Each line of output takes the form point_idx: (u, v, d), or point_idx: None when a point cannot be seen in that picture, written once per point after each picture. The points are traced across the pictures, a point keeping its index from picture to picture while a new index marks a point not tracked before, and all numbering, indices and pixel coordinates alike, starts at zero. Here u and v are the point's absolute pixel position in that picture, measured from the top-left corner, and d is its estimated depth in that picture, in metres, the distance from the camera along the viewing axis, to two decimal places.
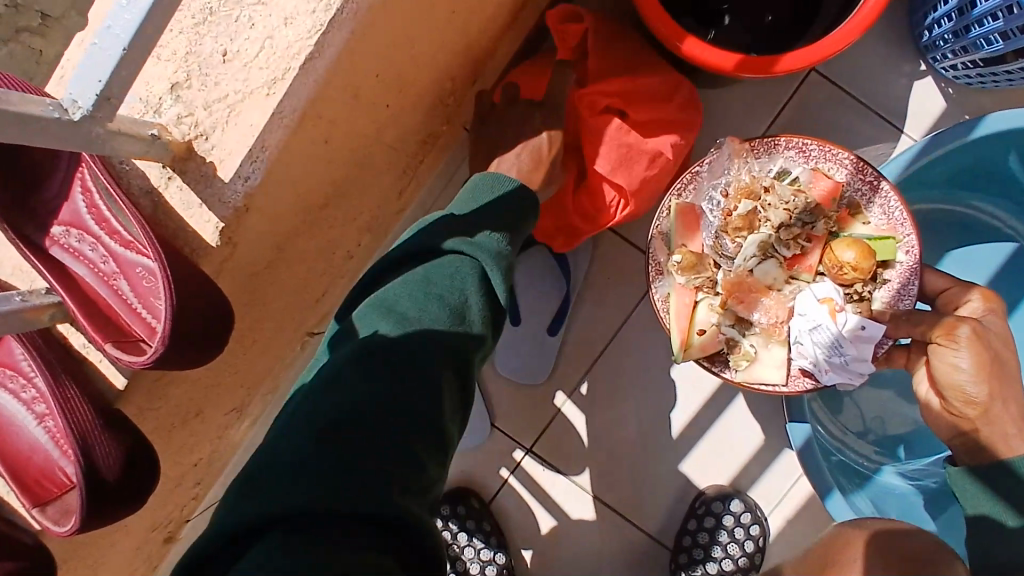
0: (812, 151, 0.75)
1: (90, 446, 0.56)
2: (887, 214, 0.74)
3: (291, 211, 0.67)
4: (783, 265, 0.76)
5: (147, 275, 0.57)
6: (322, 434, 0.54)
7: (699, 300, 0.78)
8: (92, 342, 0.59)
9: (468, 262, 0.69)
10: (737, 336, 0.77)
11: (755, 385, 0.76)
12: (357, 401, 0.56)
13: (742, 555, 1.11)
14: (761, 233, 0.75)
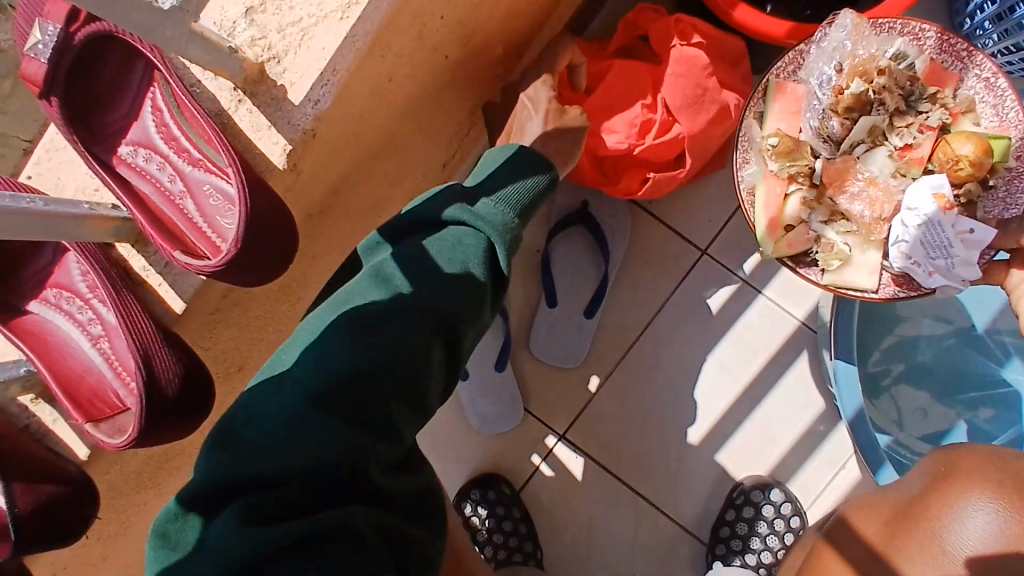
0: (932, 40, 0.75)
1: (150, 358, 0.57)
2: (1000, 115, 0.74)
3: (349, 153, 0.68)
4: (892, 155, 0.75)
5: (215, 193, 0.58)
6: (342, 391, 0.53)
7: (790, 192, 0.78)
8: (153, 264, 0.59)
9: (469, 235, 0.63)
10: (837, 237, 0.77)
11: (845, 289, 0.78)
12: (372, 361, 0.55)
13: (780, 547, 1.09)
14: (873, 116, 0.75)
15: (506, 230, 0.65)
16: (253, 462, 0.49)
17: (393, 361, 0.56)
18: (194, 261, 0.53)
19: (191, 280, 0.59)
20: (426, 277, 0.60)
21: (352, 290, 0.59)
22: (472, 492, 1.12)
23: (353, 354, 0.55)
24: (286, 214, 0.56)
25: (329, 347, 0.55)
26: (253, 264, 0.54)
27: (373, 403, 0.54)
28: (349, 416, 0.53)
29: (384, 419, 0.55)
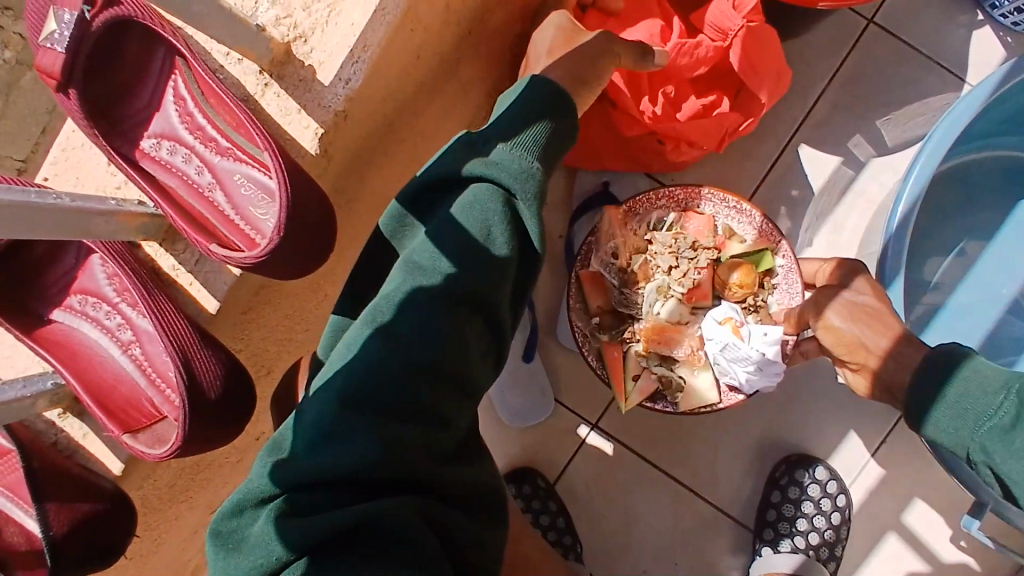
0: (671, 193, 0.86)
1: (190, 359, 0.54)
2: (756, 227, 0.84)
3: (376, 138, 0.65)
4: (680, 303, 0.84)
5: (247, 182, 0.56)
6: (417, 355, 0.48)
7: (645, 366, 0.85)
8: (182, 262, 0.56)
9: (491, 195, 0.51)
10: (670, 374, 0.84)
11: (698, 410, 0.83)
12: (444, 320, 0.48)
13: (828, 528, 1.06)
14: (659, 276, 0.85)
15: (531, 176, 0.53)
16: (337, 411, 0.46)
17: (463, 324, 0.50)
18: (234, 253, 0.50)
19: (224, 278, 0.56)
20: (469, 235, 0.50)
21: (414, 246, 0.51)
22: (507, 487, 1.08)
23: (426, 309, 0.48)
24: (323, 200, 0.53)
25: (404, 300, 0.49)
26: (293, 255, 0.51)
27: (440, 373, 0.49)
28: (421, 382, 0.48)
29: (448, 388, 0.50)
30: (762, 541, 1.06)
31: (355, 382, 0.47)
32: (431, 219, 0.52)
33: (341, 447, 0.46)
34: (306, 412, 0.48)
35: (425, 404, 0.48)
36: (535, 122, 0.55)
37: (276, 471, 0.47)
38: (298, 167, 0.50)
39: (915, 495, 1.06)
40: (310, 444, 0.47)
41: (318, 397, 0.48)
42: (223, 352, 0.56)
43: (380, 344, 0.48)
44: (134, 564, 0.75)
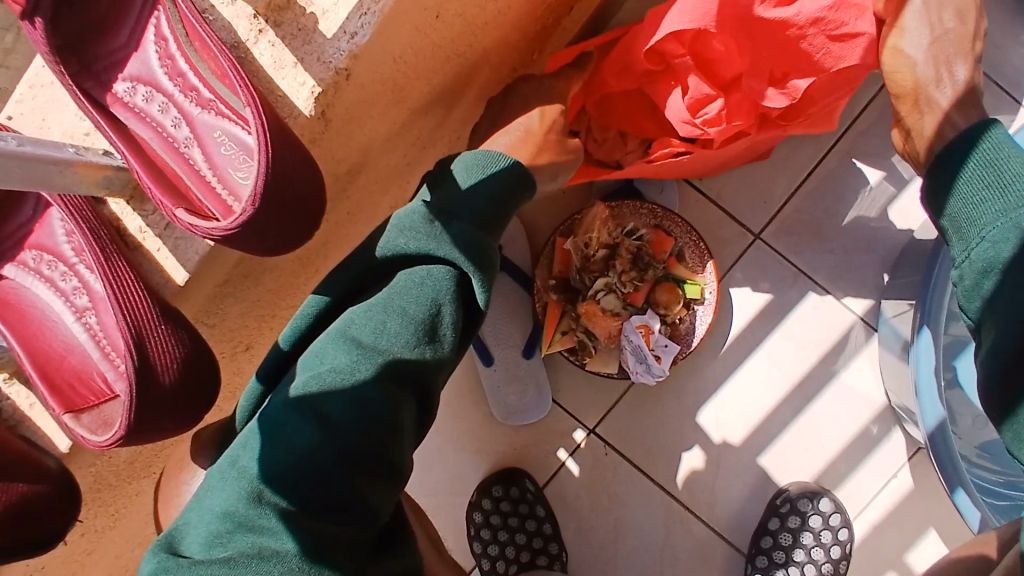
0: (649, 217, 0.94)
1: (145, 344, 0.48)
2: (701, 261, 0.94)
3: (382, 105, 0.58)
4: (618, 297, 0.93)
5: (228, 140, 0.50)
6: (349, 438, 0.48)
7: (574, 332, 0.95)
8: (150, 225, 0.50)
9: (439, 271, 0.55)
10: (587, 341, 0.95)
11: (600, 373, 0.96)
12: (378, 399, 0.49)
13: (825, 561, 1.00)
14: (611, 273, 0.93)
15: (481, 263, 0.55)
16: (258, 503, 0.46)
17: (402, 402, 0.51)
18: (200, 222, 0.44)
19: (196, 246, 0.50)
20: (418, 312, 0.53)
21: (352, 320, 0.52)
22: (494, 487, 1.03)
23: (360, 387, 0.49)
24: (314, 174, 0.46)
25: (336, 377, 0.49)
26: (274, 233, 0.45)
27: (369, 450, 0.49)
28: (352, 465, 0.48)
29: (375, 473, 0.49)
30: (754, 569, 1.00)
31: (286, 463, 0.47)
32: (375, 296, 0.53)
33: (266, 536, 0.44)
34: (220, 496, 0.47)
35: (352, 490, 0.48)
36: (497, 207, 0.59)
37: (180, 563, 0.44)
38: (283, 127, 0.44)
39: (921, 534, 0.98)
40: (223, 538, 0.45)
41: (236, 478, 0.47)
42: (187, 332, 0.50)
43: (314, 426, 0.48)
44: (86, 542, 0.70)
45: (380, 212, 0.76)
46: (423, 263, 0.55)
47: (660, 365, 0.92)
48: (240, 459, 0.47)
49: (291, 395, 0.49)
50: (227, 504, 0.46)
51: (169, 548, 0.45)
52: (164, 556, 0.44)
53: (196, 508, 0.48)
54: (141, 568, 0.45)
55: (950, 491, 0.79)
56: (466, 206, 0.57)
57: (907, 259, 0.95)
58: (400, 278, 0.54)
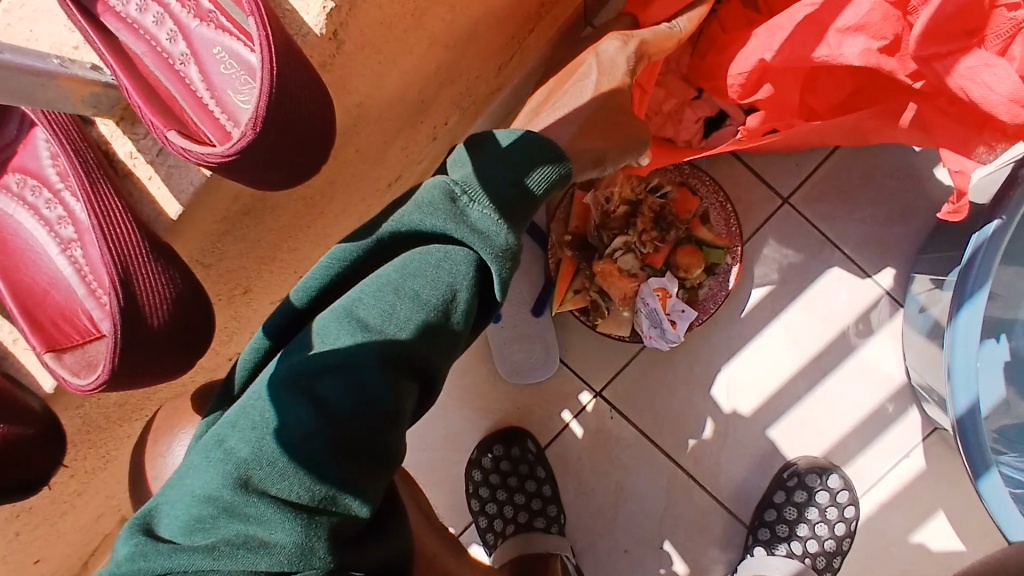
0: (676, 171, 0.90)
1: (132, 282, 0.44)
2: (727, 225, 0.89)
3: (402, 30, 0.52)
4: (637, 257, 0.89)
5: (227, 57, 0.44)
6: (345, 425, 0.46)
7: (588, 292, 0.91)
8: (142, 150, 0.45)
9: (463, 256, 0.51)
10: (599, 300, 0.91)
11: (611, 336, 0.92)
12: (379, 387, 0.47)
13: (829, 537, 0.98)
14: (630, 232, 0.88)
15: (504, 249, 0.52)
16: (243, 490, 0.43)
17: (404, 390, 0.48)
18: (195, 147, 0.39)
19: (191, 176, 0.45)
20: (432, 297, 0.49)
21: (359, 300, 0.49)
22: (495, 446, 1.01)
23: (360, 371, 0.47)
24: (325, 100, 0.42)
25: (337, 360, 0.47)
26: (279, 165, 0.41)
27: (362, 438, 0.46)
28: (345, 458, 0.46)
29: (372, 461, 0.47)
30: (755, 540, 0.98)
31: (274, 450, 0.44)
32: (386, 274, 0.50)
33: (252, 524, 0.43)
34: (202, 478, 0.45)
35: (346, 479, 0.45)
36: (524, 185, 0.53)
37: (160, 550, 0.43)
38: (290, 42, 0.39)
39: (930, 515, 0.96)
40: (205, 523, 0.43)
41: (221, 460, 0.45)
42: (179, 271, 0.46)
43: (308, 410, 0.45)
44: (77, 481, 0.68)
45: (392, 151, 0.72)
46: (439, 243, 0.52)
47: (675, 331, 0.89)
48: (227, 441, 0.44)
49: (284, 373, 0.47)
50: (209, 487, 0.44)
51: (150, 531, 0.44)
52: (142, 541, 0.44)
53: (176, 487, 0.46)
54: (119, 550, 0.44)
55: (976, 478, 0.76)
56: (491, 188, 0.52)
57: (941, 234, 0.91)
58: (418, 258, 0.50)
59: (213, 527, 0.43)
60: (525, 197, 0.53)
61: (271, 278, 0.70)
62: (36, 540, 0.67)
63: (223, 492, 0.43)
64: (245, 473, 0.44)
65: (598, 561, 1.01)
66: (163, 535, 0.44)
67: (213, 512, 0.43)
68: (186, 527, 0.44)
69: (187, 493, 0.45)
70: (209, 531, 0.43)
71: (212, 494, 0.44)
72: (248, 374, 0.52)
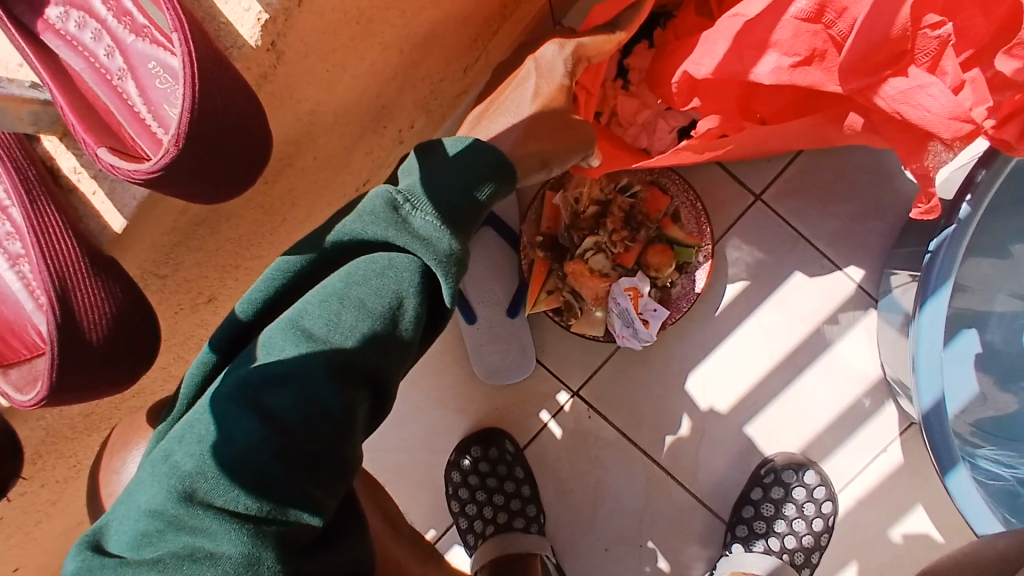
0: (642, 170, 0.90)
1: (71, 296, 0.45)
2: (696, 224, 0.89)
3: (346, 39, 0.53)
4: (608, 257, 0.88)
5: (162, 72, 0.45)
6: (293, 435, 0.45)
7: (560, 293, 0.91)
8: (85, 165, 0.45)
9: (408, 264, 0.51)
10: (572, 301, 0.91)
11: (585, 335, 0.92)
12: (327, 396, 0.46)
13: (807, 533, 0.99)
14: (599, 233, 0.88)
15: (449, 256, 0.52)
16: (188, 502, 0.42)
17: (354, 398, 0.48)
18: (123, 163, 0.39)
19: (134, 191, 0.45)
20: (377, 306, 0.50)
21: (304, 311, 0.49)
22: (473, 447, 1.01)
23: (307, 381, 0.46)
24: (258, 112, 0.42)
25: (284, 370, 0.46)
26: (211, 177, 0.41)
27: (311, 448, 0.46)
28: (294, 468, 0.45)
29: (323, 470, 0.46)
30: (733, 537, 0.99)
31: (220, 461, 0.43)
32: (331, 284, 0.50)
33: (197, 535, 0.42)
34: (149, 491, 0.44)
35: (295, 489, 0.45)
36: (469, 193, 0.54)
37: (105, 565, 0.41)
38: (217, 55, 0.39)
39: (907, 509, 0.96)
40: (151, 536, 0.42)
41: (167, 472, 0.44)
42: (120, 286, 0.47)
43: (254, 421, 0.45)
44: (49, 492, 0.68)
45: (354, 157, 0.72)
46: (383, 251, 0.52)
47: (648, 331, 0.89)
48: (172, 453, 0.44)
49: (230, 385, 0.46)
50: (155, 500, 0.43)
51: (97, 548, 0.43)
52: (88, 556, 0.42)
53: (125, 502, 0.45)
54: (66, 568, 0.43)
55: (943, 473, 0.76)
56: (436, 194, 0.53)
57: (912, 228, 0.91)
58: (361, 266, 0.50)
59: (159, 540, 0.42)
60: (470, 204, 0.54)
61: (237, 286, 0.70)
62: (8, 552, 0.68)
63: (168, 504, 0.42)
64: (190, 484, 0.43)
65: (578, 560, 1.02)
66: (110, 551, 0.43)
67: (158, 524, 0.42)
68: (132, 542, 0.42)
69: (134, 507, 0.44)
70: (154, 545, 0.42)
71: (158, 507, 0.43)
72: (196, 390, 0.51)
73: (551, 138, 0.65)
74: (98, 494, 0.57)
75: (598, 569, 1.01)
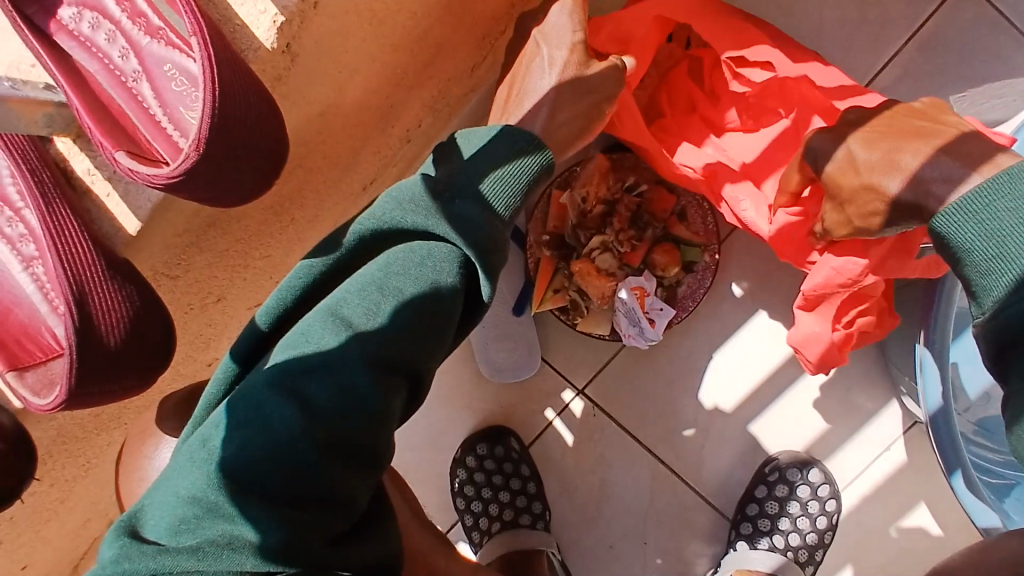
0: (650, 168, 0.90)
1: (87, 300, 0.45)
2: (705, 222, 0.89)
3: (359, 40, 0.53)
4: (614, 256, 0.89)
5: (178, 75, 0.45)
6: (331, 425, 0.45)
7: (567, 291, 0.92)
8: (99, 167, 0.45)
9: (447, 250, 0.51)
10: (578, 299, 0.91)
11: (591, 334, 0.93)
12: (366, 387, 0.46)
13: (811, 531, 0.99)
14: (607, 231, 0.88)
15: (486, 246, 0.51)
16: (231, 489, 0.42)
17: (389, 391, 0.48)
18: (141, 167, 0.39)
19: (148, 193, 0.45)
20: (415, 296, 0.49)
21: (344, 300, 0.49)
22: (479, 445, 1.01)
23: (346, 371, 0.46)
24: (273, 115, 0.42)
25: (321, 360, 0.46)
26: (227, 181, 0.41)
27: (347, 440, 0.45)
28: (330, 459, 0.45)
29: (356, 462, 0.46)
30: (739, 535, 0.99)
31: (261, 450, 0.44)
32: (370, 273, 0.50)
33: (238, 523, 0.41)
34: (190, 478, 0.43)
35: (331, 481, 0.45)
36: (501, 183, 0.55)
37: (144, 550, 0.41)
38: (234, 59, 0.39)
39: (911, 507, 0.97)
40: (191, 523, 0.42)
41: (206, 459, 0.43)
42: (137, 288, 0.47)
43: (294, 410, 0.44)
44: (58, 490, 0.68)
45: (363, 156, 0.72)
46: (422, 241, 0.52)
47: (654, 330, 0.89)
48: (213, 440, 0.44)
49: (269, 375, 0.46)
50: (195, 485, 0.43)
51: (131, 534, 0.42)
52: (125, 544, 0.41)
53: (159, 489, 0.45)
54: (99, 555, 0.42)
55: (950, 474, 0.78)
56: (466, 185, 0.54)
57: None
58: (393, 258, 0.50)
59: (199, 526, 0.41)
60: (505, 195, 0.55)
61: (246, 286, 0.70)
62: (20, 549, 0.68)
63: (211, 490, 0.42)
64: (233, 470, 0.43)
65: (583, 557, 1.02)
66: (145, 537, 0.42)
67: (201, 510, 0.42)
68: (172, 527, 0.42)
69: (171, 494, 0.43)
70: (195, 531, 0.41)
71: (200, 493, 0.42)
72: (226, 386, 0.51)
73: (577, 113, 0.67)
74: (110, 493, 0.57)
75: (602, 567, 1.02)
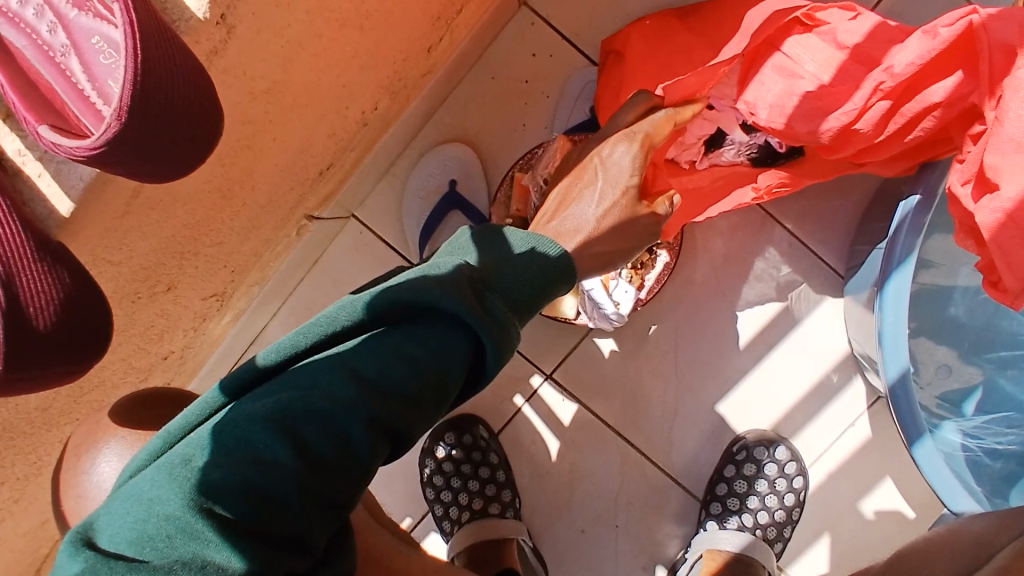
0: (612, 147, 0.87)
1: (16, 283, 0.44)
2: None
3: (303, 12, 0.51)
4: None
5: (106, 47, 0.43)
6: (321, 475, 0.41)
7: None
8: (30, 148, 0.42)
9: (465, 340, 0.46)
10: None
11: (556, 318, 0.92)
12: (360, 444, 0.42)
13: (779, 508, 0.99)
14: None
15: (502, 339, 0.47)
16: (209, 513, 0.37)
17: (378, 456, 0.43)
18: (65, 141, 0.38)
19: (82, 171, 0.43)
20: (427, 368, 0.44)
21: (356, 352, 0.44)
22: (446, 434, 1.03)
23: (344, 421, 0.42)
24: (205, 88, 0.41)
25: (324, 405, 0.41)
26: (154, 153, 0.39)
27: (332, 487, 0.41)
28: (309, 508, 0.40)
29: (332, 509, 0.41)
30: (709, 514, 0.99)
31: (244, 482, 0.38)
32: (386, 336, 0.45)
33: (212, 548, 0.36)
34: (164, 493, 0.38)
35: (307, 524, 0.40)
36: (536, 286, 0.50)
37: (113, 566, 0.34)
38: (160, 25, 0.37)
39: (876, 482, 0.98)
40: (160, 541, 0.36)
41: (188, 477, 0.38)
42: (69, 270, 0.46)
43: (289, 451, 0.40)
44: (9, 489, 0.66)
45: (318, 137, 0.71)
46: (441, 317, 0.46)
47: (620, 311, 0.89)
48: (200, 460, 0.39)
49: (266, 408, 0.41)
50: (173, 500, 0.37)
51: (93, 547, 0.36)
52: (88, 558, 0.35)
53: (124, 501, 0.39)
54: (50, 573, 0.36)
55: (910, 445, 0.77)
56: (507, 284, 0.48)
57: (878, 206, 0.92)
58: (411, 327, 0.45)
59: (173, 545, 0.36)
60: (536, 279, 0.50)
61: (197, 273, 0.68)
62: None
63: (189, 506, 0.37)
64: (216, 490, 0.38)
65: (554, 542, 1.02)
66: (110, 547, 0.36)
67: (176, 527, 0.36)
68: (142, 542, 0.36)
69: (142, 506, 0.38)
70: (168, 550, 0.35)
71: (176, 510, 0.37)
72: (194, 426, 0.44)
73: (610, 245, 0.61)
74: (57, 483, 0.55)
75: (573, 553, 1.01)
